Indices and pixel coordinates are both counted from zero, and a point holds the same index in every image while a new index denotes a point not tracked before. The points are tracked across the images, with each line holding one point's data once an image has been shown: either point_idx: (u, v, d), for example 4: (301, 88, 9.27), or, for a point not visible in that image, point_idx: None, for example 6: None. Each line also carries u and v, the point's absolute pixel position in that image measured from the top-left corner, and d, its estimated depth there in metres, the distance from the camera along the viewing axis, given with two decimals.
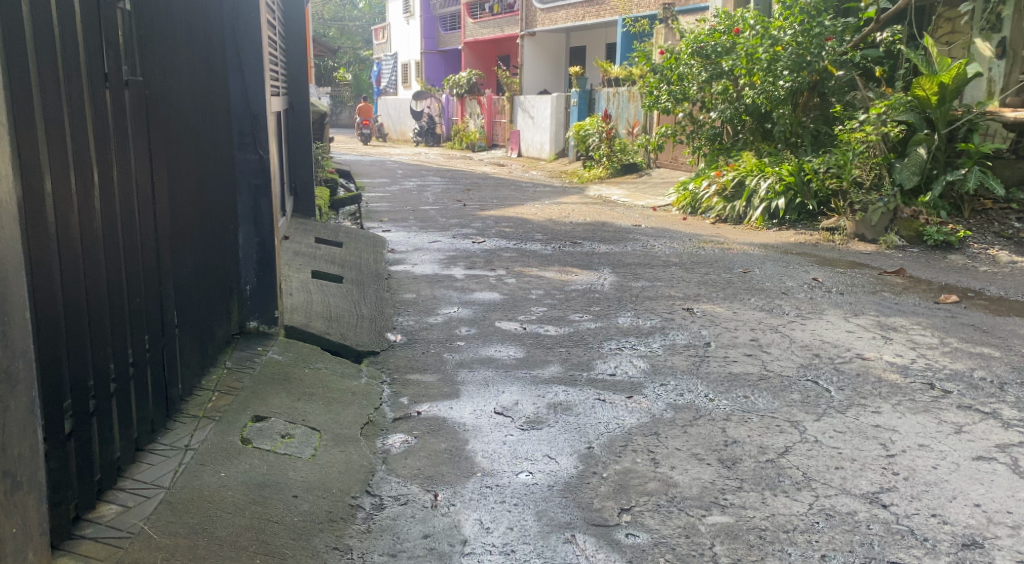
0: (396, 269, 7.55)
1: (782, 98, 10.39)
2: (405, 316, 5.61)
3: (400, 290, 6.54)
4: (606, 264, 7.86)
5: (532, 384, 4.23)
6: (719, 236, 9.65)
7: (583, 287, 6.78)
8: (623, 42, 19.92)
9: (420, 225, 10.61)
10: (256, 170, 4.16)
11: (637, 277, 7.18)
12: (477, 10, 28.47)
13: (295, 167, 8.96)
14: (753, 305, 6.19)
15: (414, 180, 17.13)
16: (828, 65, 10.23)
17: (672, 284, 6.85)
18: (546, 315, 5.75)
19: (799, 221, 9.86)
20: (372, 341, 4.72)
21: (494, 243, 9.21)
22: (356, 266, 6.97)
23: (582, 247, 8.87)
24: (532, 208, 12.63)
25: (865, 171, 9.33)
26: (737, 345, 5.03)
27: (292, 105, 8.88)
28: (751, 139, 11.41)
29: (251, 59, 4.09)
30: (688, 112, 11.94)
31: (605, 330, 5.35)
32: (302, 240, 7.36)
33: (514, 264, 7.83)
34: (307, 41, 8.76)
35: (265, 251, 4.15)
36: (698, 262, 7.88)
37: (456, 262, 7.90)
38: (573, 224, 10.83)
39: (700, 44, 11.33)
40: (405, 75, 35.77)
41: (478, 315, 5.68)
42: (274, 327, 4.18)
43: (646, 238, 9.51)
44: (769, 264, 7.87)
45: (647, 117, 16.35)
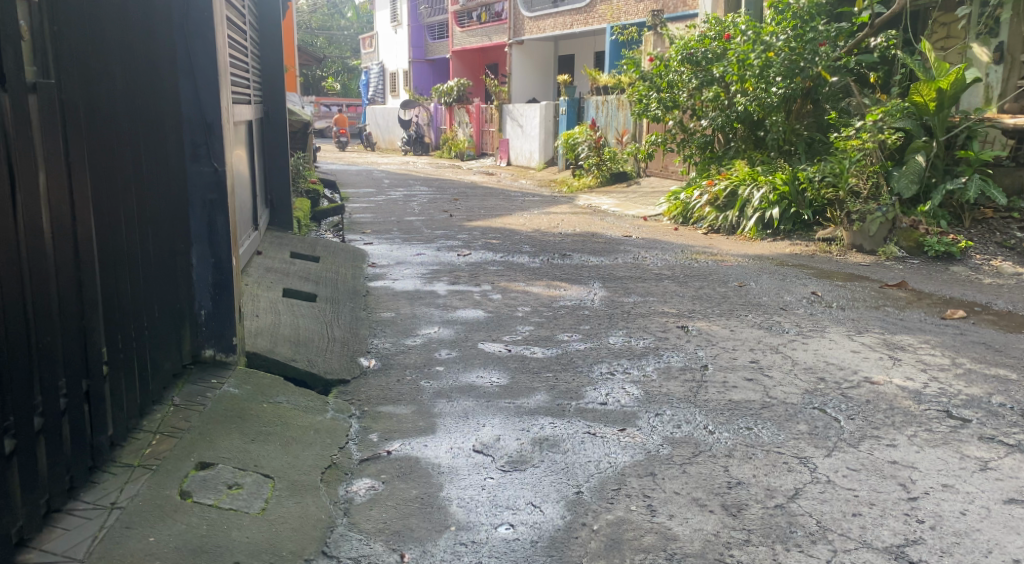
0: (374, 285, 7.20)
1: (774, 105, 10.05)
2: (381, 338, 5.24)
3: (378, 309, 6.18)
4: (596, 277, 7.52)
5: (515, 415, 3.87)
6: (711, 247, 9.31)
7: (571, 304, 6.43)
8: (612, 50, 19.60)
9: (403, 237, 10.24)
10: (211, 185, 3.81)
11: (628, 292, 6.84)
12: (464, 17, 28.16)
13: (271, 176, 8.64)
14: (752, 322, 5.84)
15: (400, 190, 16.75)
16: (822, 72, 9.87)
17: (666, 299, 6.51)
18: (533, 335, 5.40)
19: (794, 231, 9.46)
20: (342, 368, 4.42)
21: (479, 256, 8.85)
22: (331, 284, 6.61)
23: (571, 260, 8.52)
24: (519, 218, 12.28)
25: (862, 179, 8.94)
26: (736, 368, 4.68)
27: (266, 112, 8.56)
28: (743, 148, 11.08)
29: (203, 61, 3.74)
30: (679, 120, 11.62)
31: (595, 351, 5.00)
32: (275, 255, 7.02)
33: (499, 279, 7.48)
34: (283, 45, 8.46)
35: (221, 273, 3.81)
36: (692, 275, 7.54)
37: (439, 277, 7.54)
38: (562, 235, 10.49)
39: (690, 51, 11.04)
40: (392, 83, 35.44)
41: (459, 336, 5.32)
42: (232, 356, 3.84)
43: (637, 250, 9.17)
44: (765, 276, 7.53)
45: (637, 125, 16.08)
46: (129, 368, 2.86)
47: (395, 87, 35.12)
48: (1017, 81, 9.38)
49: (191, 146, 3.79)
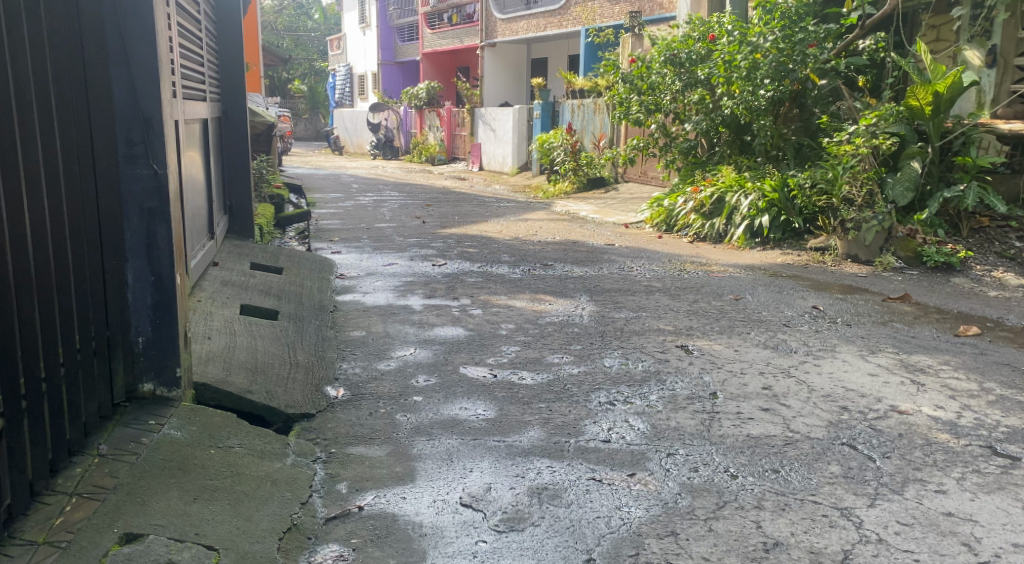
0: (343, 298, 6.66)
1: (762, 108, 9.54)
2: (351, 363, 4.73)
3: (346, 327, 5.64)
4: (582, 290, 7.03)
5: (507, 457, 3.36)
6: (699, 256, 8.87)
7: (558, 320, 5.92)
8: (587, 53, 19.19)
9: (374, 246, 9.68)
10: (149, 190, 3.29)
11: (618, 307, 6.35)
12: (435, 20, 27.68)
13: (230, 181, 8.13)
14: (755, 340, 5.38)
15: (370, 196, 16.15)
16: (811, 74, 9.41)
17: (660, 315, 6.04)
18: (520, 358, 4.88)
19: (785, 240, 9.00)
20: (305, 401, 3.97)
21: (456, 266, 8.32)
22: (295, 299, 6.06)
23: (554, 270, 8.04)
24: (495, 226, 11.78)
25: (856, 187, 8.33)
26: (748, 397, 4.20)
27: (225, 112, 8.05)
28: (728, 153, 10.64)
29: (140, 45, 3.22)
30: (661, 124, 11.19)
31: (591, 377, 4.50)
32: (233, 267, 6.54)
33: (479, 292, 6.95)
34: (244, 42, 8.02)
35: (162, 294, 3.31)
36: (684, 287, 7.10)
37: (413, 290, 7.00)
38: (542, 243, 10.00)
39: (673, 52, 10.65)
40: (361, 86, 34.81)
41: (438, 360, 4.81)
42: (175, 391, 3.37)
43: (622, 259, 8.71)
44: (760, 289, 7.09)
45: (614, 129, 15.66)
46: (33, 417, 2.37)
47: (364, 90, 34.53)
48: (1010, 85, 8.79)
49: (125, 144, 3.24)
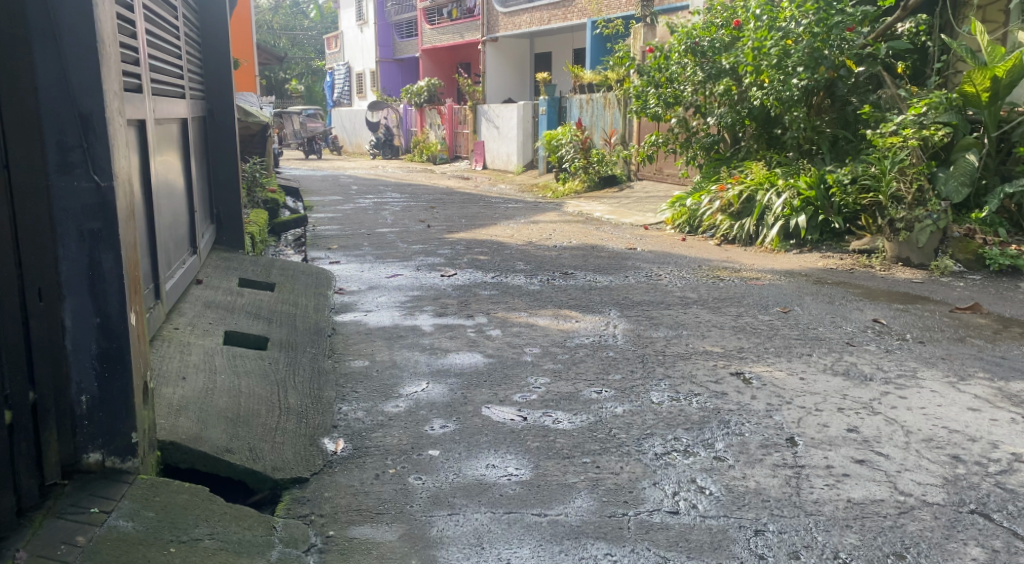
0: (343, 318, 5.95)
1: (794, 99, 8.75)
2: (354, 404, 4.02)
3: (346, 356, 4.93)
4: (610, 303, 6.29)
5: (553, 540, 2.73)
6: (731, 260, 8.14)
7: (587, 342, 5.18)
8: (593, 46, 18.45)
9: (377, 254, 8.96)
10: (91, 209, 2.60)
11: (653, 324, 5.62)
12: (434, 16, 26.98)
13: (219, 186, 7.50)
14: (821, 364, 4.65)
15: (371, 198, 15.41)
16: (847, 60, 8.62)
17: (703, 334, 5.31)
18: (552, 395, 4.15)
19: (824, 241, 8.27)
20: (298, 461, 3.29)
21: (467, 276, 7.60)
22: (287, 324, 5.36)
23: (575, 280, 7.32)
24: (506, 229, 11.05)
25: (904, 183, 7.50)
26: (835, 443, 3.47)
27: (211, 111, 7.40)
28: (756, 148, 9.88)
29: (73, 21, 2.52)
30: (682, 118, 10.46)
31: (639, 419, 3.77)
32: (219, 285, 5.96)
33: (495, 308, 6.22)
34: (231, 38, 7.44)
35: (110, 340, 2.65)
36: (723, 298, 6.37)
37: (422, 307, 6.28)
38: (558, 248, 9.28)
39: (694, 40, 9.95)
40: (360, 85, 34.09)
41: (455, 399, 4.09)
42: (130, 461, 2.71)
43: (647, 265, 7.99)
44: (808, 299, 6.35)
45: (626, 124, 14.93)
46: None
47: (363, 88, 33.80)
48: None
49: (57, 151, 2.55)
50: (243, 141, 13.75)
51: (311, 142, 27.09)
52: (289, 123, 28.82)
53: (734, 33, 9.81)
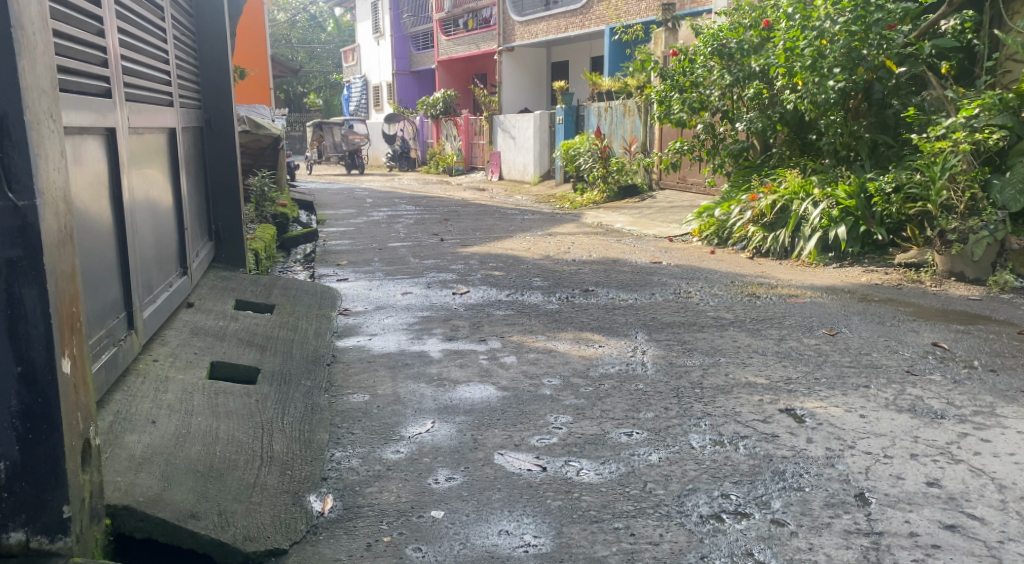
0: (345, 344, 5.45)
1: (831, 102, 8.19)
2: (348, 450, 3.51)
3: (345, 389, 4.43)
4: (636, 325, 5.75)
5: None
6: (765, 275, 7.57)
7: (612, 372, 4.64)
8: (612, 53, 17.93)
9: (386, 271, 8.48)
10: (10, 234, 2.14)
11: (684, 349, 5.08)
12: (450, 26, 26.53)
13: (218, 201, 7.08)
14: (880, 398, 4.09)
15: (385, 211, 14.96)
16: (888, 60, 8.04)
17: (743, 362, 4.78)
18: (575, 437, 3.61)
19: (864, 255, 7.71)
20: (276, 526, 2.78)
21: (480, 295, 7.09)
22: (282, 352, 4.86)
23: (597, 298, 6.79)
24: (523, 242, 10.54)
25: (956, 191, 6.96)
26: (916, 501, 2.93)
27: (208, 121, 6.99)
28: (788, 155, 9.29)
29: None
30: (709, 124, 9.93)
31: (678, 470, 3.25)
32: (212, 308, 5.49)
33: (511, 330, 5.69)
34: (230, 43, 7.01)
35: (34, 393, 2.16)
36: (761, 319, 5.82)
37: (432, 330, 5.77)
38: (579, 262, 8.76)
39: (721, 42, 9.44)
40: (377, 97, 33.79)
41: (465, 443, 3.57)
42: (63, 540, 2.21)
43: (675, 281, 7.45)
44: (856, 319, 5.79)
45: (648, 132, 14.40)
46: None
47: (379, 101, 33.48)
48: None
49: None
50: (254, 154, 13.33)
51: (354, 155, 25.68)
52: (328, 134, 27.42)
53: (764, 34, 9.26)
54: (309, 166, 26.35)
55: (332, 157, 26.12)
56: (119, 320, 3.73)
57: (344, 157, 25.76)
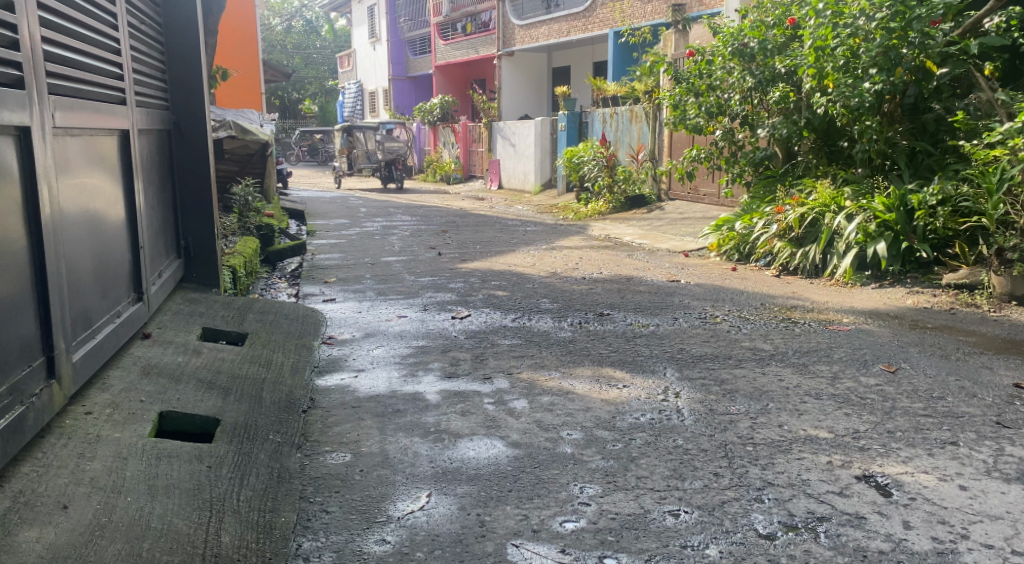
0: (328, 382, 4.70)
1: (867, 106, 7.37)
2: (322, 541, 2.81)
3: (322, 446, 3.68)
4: (664, 358, 4.99)
5: None
6: (798, 296, 6.83)
7: (644, 423, 3.87)
8: (615, 58, 17.26)
9: (378, 290, 7.72)
10: None
11: (723, 391, 4.30)
12: (448, 30, 25.86)
13: (187, 215, 6.34)
14: (974, 459, 3.36)
15: (380, 221, 14.21)
16: (930, 61, 7.26)
17: (797, 409, 4.02)
18: (608, 520, 2.87)
19: (907, 274, 6.95)
20: None
21: (482, 319, 6.33)
22: (249, 397, 4.09)
23: (613, 323, 6.04)
24: (527, 256, 9.80)
25: (1016, 204, 6.25)
26: None
27: (177, 124, 6.27)
28: (816, 164, 8.53)
29: None
30: (727, 130, 9.16)
31: None
32: (172, 341, 4.74)
33: (519, 365, 4.93)
34: (201, 36, 6.28)
35: None
36: (807, 351, 5.07)
37: (427, 365, 5.00)
38: (589, 280, 8.02)
39: (741, 42, 8.70)
40: (372, 104, 33.10)
41: (470, 529, 2.83)
42: None
43: (698, 303, 6.70)
44: (915, 351, 5.03)
45: (657, 139, 13.66)
46: None
47: (375, 107, 32.75)
48: None
49: None
50: (240, 161, 12.59)
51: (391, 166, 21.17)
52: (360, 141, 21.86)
53: (789, 32, 8.51)
54: (336, 179, 22.26)
55: (361, 168, 21.61)
56: (33, 368, 2.98)
57: (377, 169, 21.49)
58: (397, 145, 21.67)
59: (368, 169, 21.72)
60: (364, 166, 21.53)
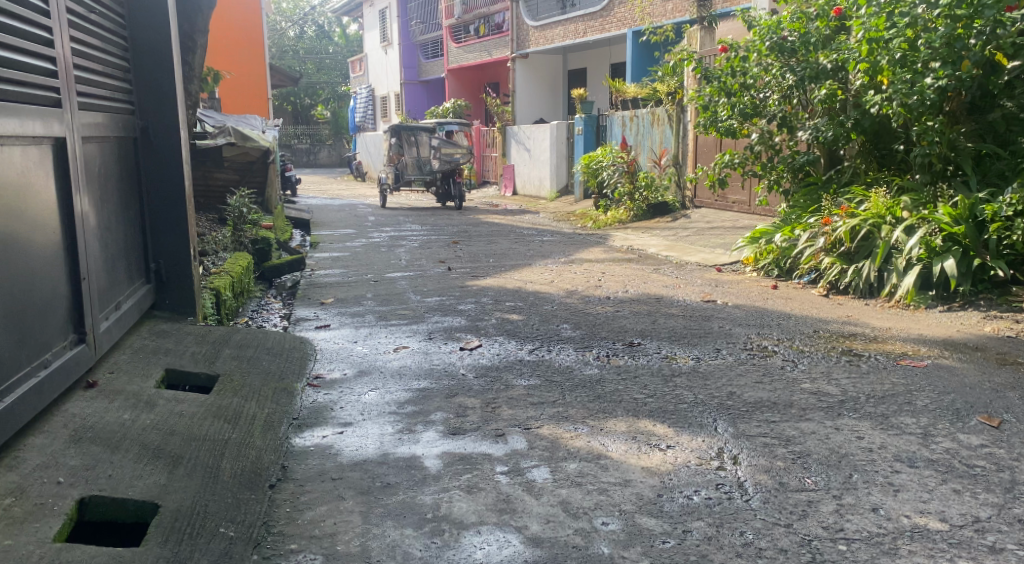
0: (307, 442, 3.89)
1: (928, 104, 6.47)
2: None
3: (289, 541, 2.91)
4: (712, 407, 4.14)
5: None
6: (857, 321, 5.96)
7: (699, 505, 3.06)
8: (634, 58, 16.45)
9: (378, 313, 6.93)
10: None
11: (792, 457, 3.47)
12: (460, 32, 25.11)
13: (157, 233, 5.55)
14: None
15: (387, 231, 13.41)
16: (1004, 53, 6.32)
17: (890, 483, 3.18)
18: None
19: (980, 296, 6.05)
20: None
21: (494, 351, 5.50)
22: (202, 469, 3.31)
23: (647, 357, 5.19)
24: (544, 271, 8.95)
25: None
26: None
27: (144, 130, 5.49)
28: (864, 169, 7.65)
29: None
30: (764, 132, 8.29)
31: None
32: (121, 390, 3.97)
33: (537, 416, 4.09)
34: (173, 29, 5.50)
35: None
36: (884, 396, 4.21)
37: (429, 416, 4.17)
38: (616, 300, 7.18)
39: (780, 36, 7.84)
40: (384, 109, 32.39)
41: None
42: None
43: (744, 330, 5.83)
44: (1013, 396, 4.17)
45: (681, 143, 12.79)
46: None
47: (387, 112, 32.03)
48: None
49: None
50: (240, 170, 11.81)
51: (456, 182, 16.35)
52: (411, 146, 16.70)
53: (834, 24, 7.67)
54: (381, 196, 16.97)
55: (411, 182, 16.77)
56: None
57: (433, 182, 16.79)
58: (455, 151, 16.67)
59: (421, 182, 16.82)
60: (415, 180, 16.70)
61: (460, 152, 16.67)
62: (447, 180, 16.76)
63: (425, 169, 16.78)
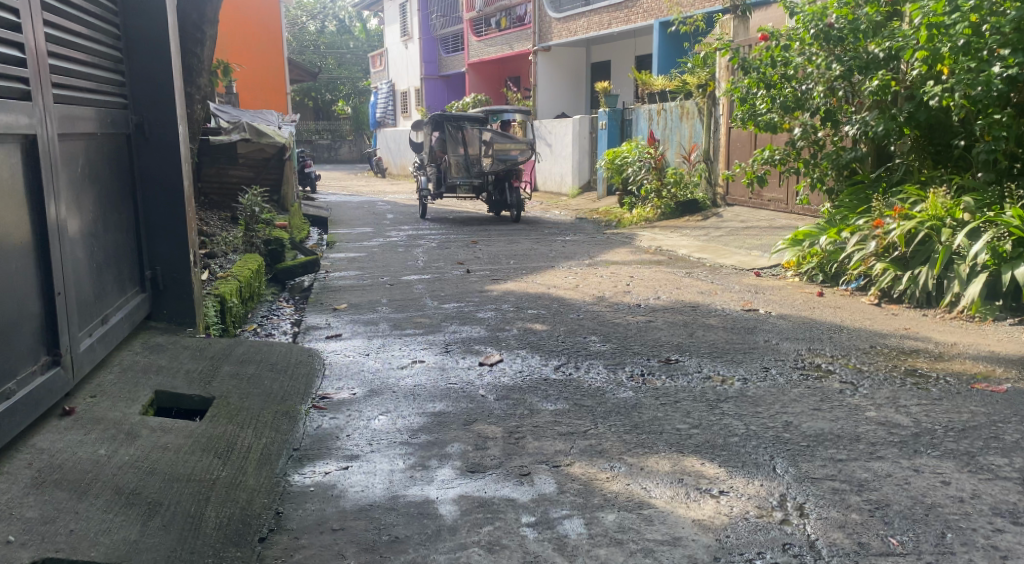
0: (307, 481, 3.41)
1: (995, 96, 5.91)
2: None
3: None
4: (767, 441, 3.63)
5: None
6: (917, 335, 5.42)
7: None
8: (661, 50, 15.92)
9: (392, 322, 6.46)
10: None
11: (868, 508, 2.97)
12: (482, 26, 24.59)
13: (153, 238, 5.11)
14: None
15: (405, 230, 12.92)
16: None
17: (993, 546, 2.68)
18: None
19: None
20: None
21: (517, 367, 5.01)
22: (182, 517, 2.88)
23: (688, 378, 4.67)
24: (569, 275, 8.43)
25: None
26: None
27: (139, 126, 5.04)
28: (918, 167, 7.11)
29: None
30: (806, 126, 7.72)
31: None
32: (100, 419, 3.51)
33: (567, 451, 3.59)
34: (170, 15, 5.04)
35: None
36: (965, 429, 3.69)
37: (445, 448, 3.68)
38: (649, 309, 6.65)
39: (827, 22, 7.28)
40: (405, 104, 31.94)
41: None
42: None
43: (795, 345, 5.29)
44: None
45: (713, 137, 12.24)
46: None
47: (408, 107, 31.54)
48: None
49: None
50: (255, 167, 11.33)
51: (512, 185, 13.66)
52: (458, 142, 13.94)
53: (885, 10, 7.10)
54: (420, 203, 14.25)
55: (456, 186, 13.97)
56: None
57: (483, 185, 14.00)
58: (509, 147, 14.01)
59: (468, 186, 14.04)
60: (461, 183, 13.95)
61: (517, 148, 13.85)
62: (501, 183, 13.91)
63: (473, 171, 13.91)
